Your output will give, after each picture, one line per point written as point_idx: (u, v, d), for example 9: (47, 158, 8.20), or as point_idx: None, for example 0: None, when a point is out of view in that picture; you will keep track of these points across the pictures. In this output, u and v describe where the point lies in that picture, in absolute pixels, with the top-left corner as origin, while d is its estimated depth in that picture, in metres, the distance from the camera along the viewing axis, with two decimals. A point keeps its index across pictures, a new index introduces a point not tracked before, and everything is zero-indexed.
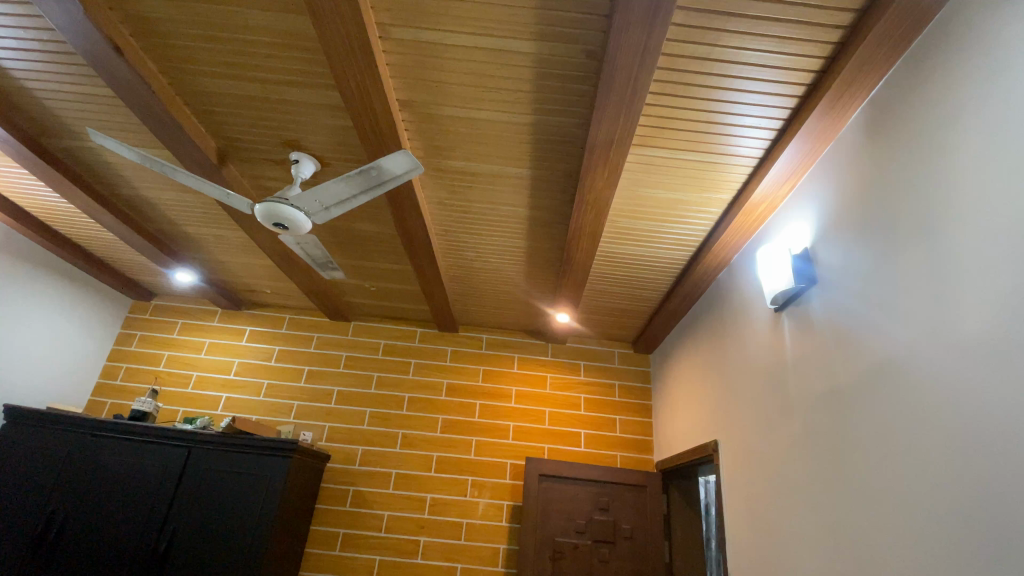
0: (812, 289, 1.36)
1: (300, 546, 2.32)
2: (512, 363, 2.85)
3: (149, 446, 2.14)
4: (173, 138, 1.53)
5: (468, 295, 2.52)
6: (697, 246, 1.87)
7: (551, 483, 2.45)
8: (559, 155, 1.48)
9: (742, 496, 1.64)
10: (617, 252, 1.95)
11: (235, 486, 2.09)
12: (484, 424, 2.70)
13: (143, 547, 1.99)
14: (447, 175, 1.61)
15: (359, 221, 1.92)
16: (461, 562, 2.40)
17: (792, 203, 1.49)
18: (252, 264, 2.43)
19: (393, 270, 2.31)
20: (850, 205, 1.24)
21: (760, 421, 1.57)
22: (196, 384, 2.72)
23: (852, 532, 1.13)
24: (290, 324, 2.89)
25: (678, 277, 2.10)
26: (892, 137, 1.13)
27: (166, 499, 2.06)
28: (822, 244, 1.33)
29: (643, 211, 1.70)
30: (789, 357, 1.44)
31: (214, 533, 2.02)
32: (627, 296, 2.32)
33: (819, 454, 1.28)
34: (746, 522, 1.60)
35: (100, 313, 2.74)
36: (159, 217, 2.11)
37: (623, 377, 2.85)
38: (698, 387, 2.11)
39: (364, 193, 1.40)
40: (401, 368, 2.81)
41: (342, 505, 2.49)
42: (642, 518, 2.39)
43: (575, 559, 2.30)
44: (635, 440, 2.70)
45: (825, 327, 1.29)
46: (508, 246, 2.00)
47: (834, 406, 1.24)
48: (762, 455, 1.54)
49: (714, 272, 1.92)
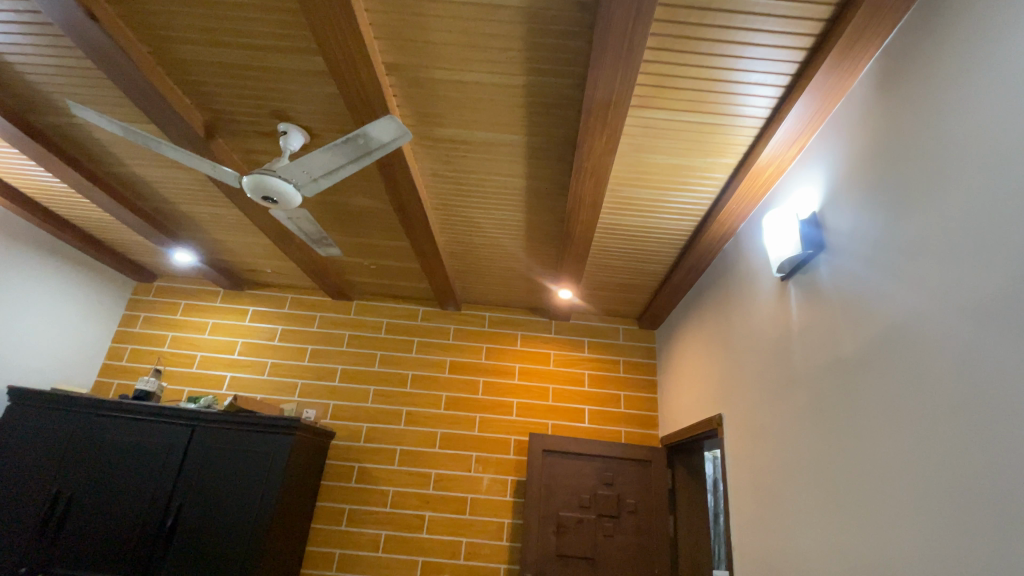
0: (818, 256, 1.30)
1: (305, 523, 2.35)
2: (515, 340, 2.83)
3: (152, 425, 2.16)
4: (158, 111, 1.49)
5: (469, 271, 2.48)
6: (702, 215, 1.81)
7: (555, 459, 2.44)
8: (556, 119, 1.41)
9: (747, 470, 1.62)
10: (619, 223, 1.90)
11: (239, 464, 2.11)
12: (487, 401, 2.69)
13: (149, 523, 2.02)
14: (440, 144, 1.55)
15: (353, 196, 1.87)
16: (466, 536, 2.42)
17: (800, 166, 1.42)
18: (250, 242, 2.41)
19: (391, 247, 2.27)
20: (861, 165, 1.18)
21: (764, 394, 1.54)
22: (200, 364, 2.73)
23: (857, 503, 1.10)
24: (291, 304, 2.87)
25: (682, 249, 2.04)
26: (905, 90, 1.06)
27: (171, 478, 2.08)
28: (830, 208, 1.27)
29: (645, 179, 1.63)
30: (794, 327, 1.39)
31: (219, 511, 2.04)
32: (631, 270, 2.26)
33: (824, 425, 1.25)
34: (752, 495, 1.58)
35: (103, 295, 2.75)
36: (153, 196, 2.08)
37: (628, 353, 2.82)
38: (703, 362, 2.06)
39: (353, 162, 1.35)
40: (403, 347, 2.80)
41: (347, 482, 2.51)
42: (646, 492, 2.38)
43: (579, 533, 2.30)
44: (640, 416, 2.68)
45: (831, 295, 1.24)
46: (506, 219, 1.95)
47: (839, 377, 1.21)
48: (767, 428, 1.51)
49: (719, 242, 1.85)
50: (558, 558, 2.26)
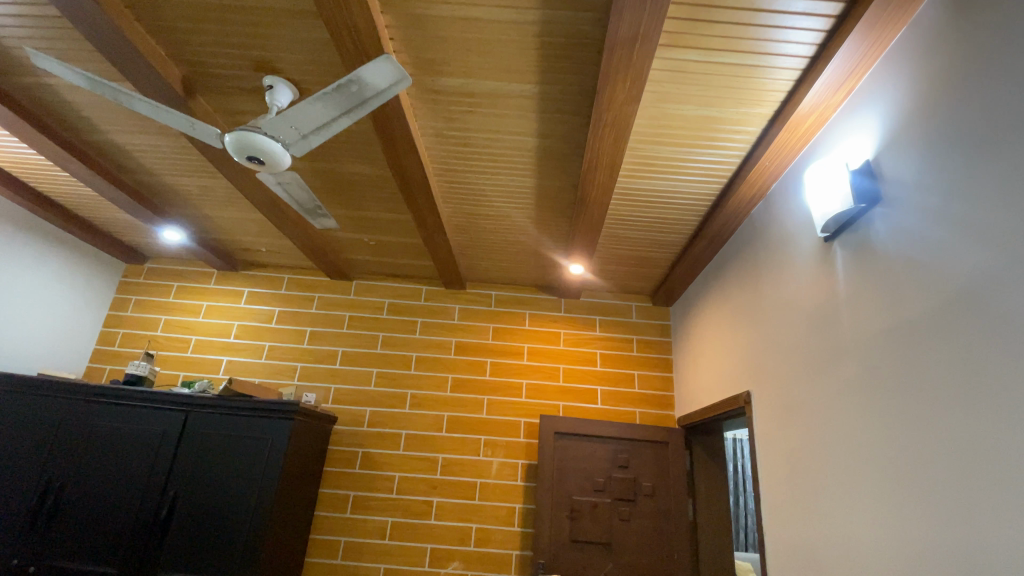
0: (871, 211, 1.16)
1: (308, 511, 2.25)
2: (524, 320, 2.70)
3: (145, 410, 2.05)
4: (130, 64, 1.34)
5: (474, 247, 2.34)
6: (729, 176, 1.66)
7: (567, 441, 2.33)
8: (573, 63, 1.27)
9: (780, 448, 1.50)
10: (637, 187, 1.75)
11: (235, 451, 2.00)
12: (496, 382, 2.57)
13: (144, 514, 1.92)
14: (443, 97, 1.41)
15: (349, 162, 1.73)
16: (476, 522, 2.32)
17: (847, 112, 1.26)
18: (242, 218, 2.27)
19: (391, 220, 2.13)
20: (928, 101, 1.02)
21: (801, 368, 1.41)
22: (195, 348, 2.61)
23: (914, 482, 0.99)
24: (289, 285, 2.75)
25: (704, 216, 1.90)
26: (990, 8, 0.90)
27: (165, 466, 1.98)
28: (887, 155, 1.12)
29: (668, 135, 1.48)
30: (840, 293, 1.26)
31: (216, 500, 1.94)
32: (647, 241, 2.12)
33: (874, 399, 1.12)
34: (786, 474, 1.47)
35: (92, 279, 2.62)
36: (136, 167, 1.94)
37: (641, 331, 2.69)
38: (727, 336, 1.93)
39: (345, 114, 1.21)
40: (406, 328, 2.67)
41: (350, 467, 2.41)
42: (663, 475, 2.28)
43: (594, 518, 2.20)
44: (655, 397, 2.56)
45: (888, 253, 1.10)
46: (514, 186, 1.80)
47: (894, 346, 1.08)
48: (805, 404, 1.39)
49: (748, 206, 1.71)
50: (573, 544, 2.16)
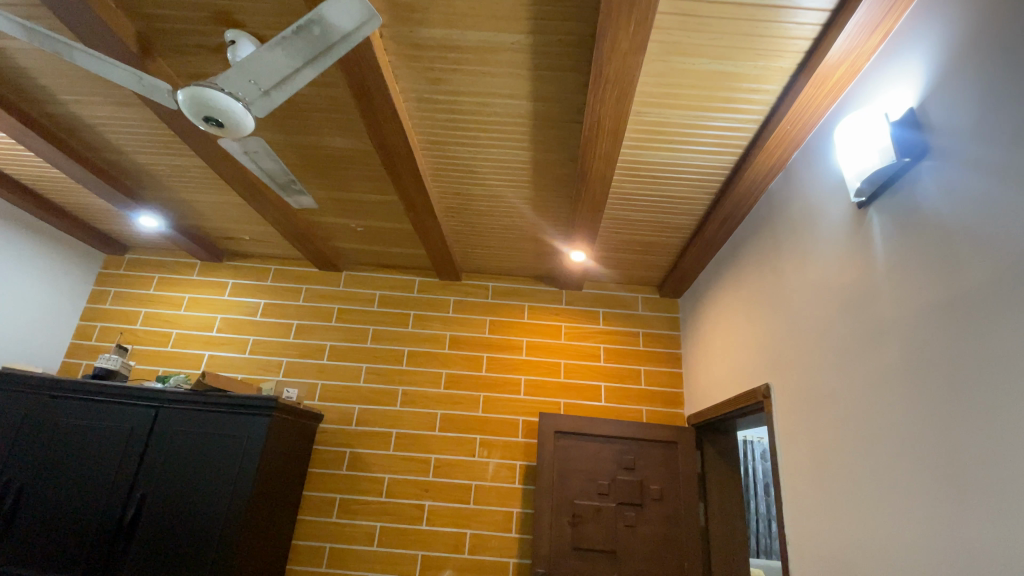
0: (917, 166, 0.99)
1: (290, 514, 2.11)
2: (522, 312, 2.55)
3: (114, 407, 1.91)
4: (76, 17, 1.20)
5: (468, 233, 2.19)
6: (745, 146, 1.50)
7: (568, 441, 2.17)
8: (569, 6, 1.12)
9: (806, 446, 1.33)
10: (643, 160, 1.59)
11: (208, 450, 1.85)
12: (492, 378, 2.42)
13: (108, 518, 1.78)
14: (424, 53, 1.26)
15: (328, 134, 1.59)
16: (470, 527, 2.16)
17: (883, 59, 1.10)
18: (221, 202, 2.13)
19: (378, 203, 1.98)
20: (987, 28, 0.86)
21: (831, 355, 1.25)
22: (175, 342, 2.47)
23: (977, 485, 0.82)
24: (275, 276, 2.61)
25: (717, 194, 1.74)
26: None
27: (132, 465, 1.84)
28: (936, 100, 0.95)
29: (677, 95, 1.33)
30: (877, 266, 1.09)
31: (186, 503, 1.80)
32: (654, 224, 1.96)
33: (920, 387, 0.96)
34: (813, 475, 1.30)
35: (69, 270, 2.50)
36: (102, 144, 1.80)
37: (647, 324, 2.53)
38: (744, 324, 1.76)
39: (309, 64, 1.07)
40: (398, 321, 2.53)
41: (337, 469, 2.26)
42: (672, 477, 2.11)
43: (597, 523, 2.04)
44: (663, 393, 2.40)
45: (938, 216, 0.94)
46: (508, 160, 1.65)
47: (946, 324, 0.91)
48: (835, 396, 1.22)
49: (766, 179, 1.55)
50: (574, 552, 2.00)
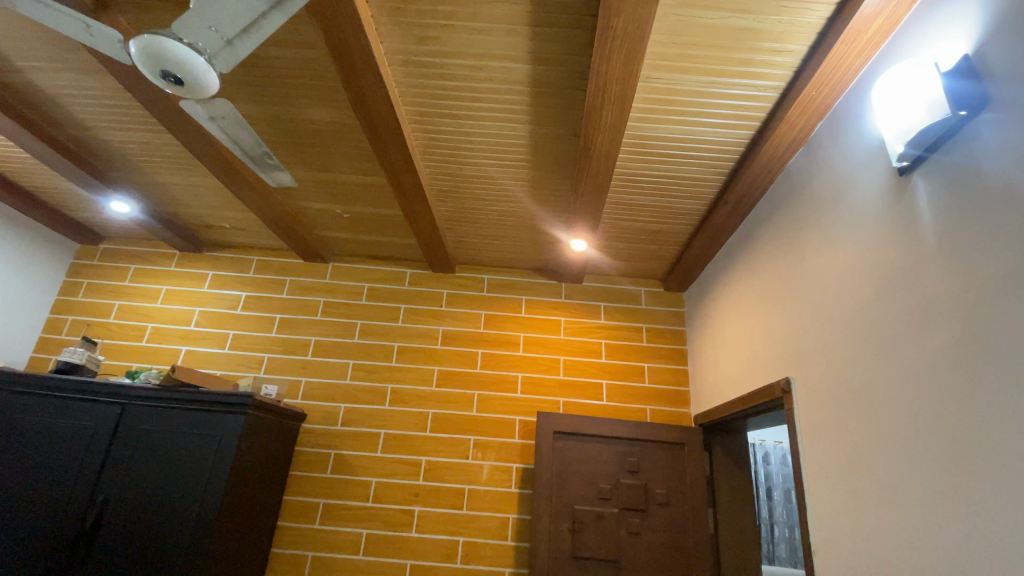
0: (974, 121, 0.87)
1: (269, 521, 1.96)
2: (519, 306, 2.41)
3: (77, 403, 1.76)
4: None
5: (462, 221, 2.06)
6: (764, 118, 1.38)
7: (567, 442, 2.03)
8: None
9: (834, 444, 1.20)
10: (651, 134, 1.47)
11: (177, 451, 1.71)
12: (488, 376, 2.28)
13: (68, 524, 1.64)
14: (411, 5, 1.14)
15: (308, 105, 1.46)
16: (463, 535, 2.02)
17: (927, 8, 0.98)
18: (198, 185, 1.99)
19: (364, 185, 1.85)
20: None
21: (864, 341, 1.12)
22: (151, 337, 2.33)
23: None
24: (258, 268, 2.47)
25: (730, 175, 1.61)
26: None
27: (94, 467, 1.69)
28: (998, 41, 0.82)
29: (689, 57, 1.21)
30: (922, 239, 0.96)
31: (152, 509, 1.65)
32: (660, 209, 1.83)
33: (980, 373, 0.83)
34: (842, 476, 1.17)
35: (40, 259, 2.35)
36: (65, 119, 1.67)
37: (651, 319, 2.40)
38: (758, 314, 1.63)
39: (274, 8, 0.94)
40: (387, 315, 2.39)
41: (321, 472, 2.12)
42: (678, 481, 1.98)
43: (599, 530, 1.90)
44: (668, 392, 2.26)
45: (1001, 175, 0.81)
46: (504, 136, 1.52)
47: (1013, 299, 0.78)
48: (869, 386, 1.09)
49: (785, 155, 1.43)
50: (574, 561, 1.86)
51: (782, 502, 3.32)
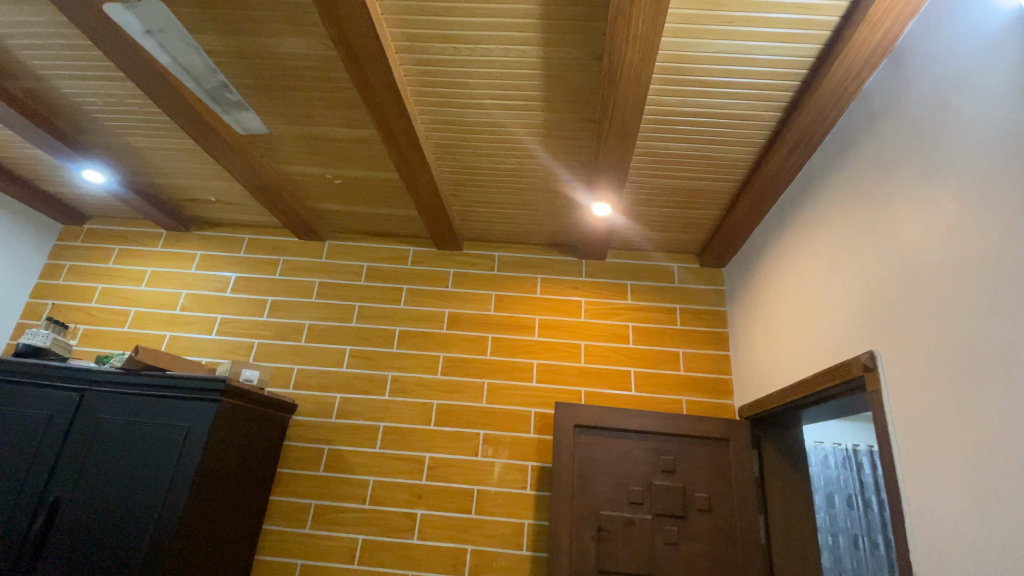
0: None
1: (251, 524, 1.73)
2: (534, 285, 2.15)
3: (32, 390, 1.57)
4: None
5: (468, 185, 1.81)
6: (838, 25, 1.10)
7: (591, 438, 1.76)
8: None
9: (947, 432, 0.89)
10: (691, 55, 1.19)
11: (141, 443, 1.50)
12: (499, 363, 2.02)
13: (16, 525, 1.44)
14: None
15: (278, 34, 1.23)
16: (471, 542, 1.76)
17: None
18: (173, 148, 1.79)
19: (354, 141, 1.61)
20: None
21: (991, 288, 0.82)
22: (133, 322, 2.14)
23: None
24: (250, 247, 2.27)
25: (788, 110, 1.33)
26: None
27: (49, 460, 1.50)
28: None
29: None
30: None
31: (108, 508, 1.44)
32: (699, 160, 1.55)
33: None
34: (959, 472, 0.86)
35: (19, 239, 2.18)
36: (17, 68, 1.48)
37: (685, 299, 2.11)
38: (825, 279, 1.33)
39: None
40: (388, 297, 2.15)
41: (314, 470, 1.89)
42: (722, 482, 1.69)
43: (629, 540, 1.62)
44: (706, 381, 1.97)
45: None
46: (512, 64, 1.27)
47: None
48: (1000, 348, 0.80)
49: (864, 72, 1.14)
50: None
51: (824, 507, 2.98)
